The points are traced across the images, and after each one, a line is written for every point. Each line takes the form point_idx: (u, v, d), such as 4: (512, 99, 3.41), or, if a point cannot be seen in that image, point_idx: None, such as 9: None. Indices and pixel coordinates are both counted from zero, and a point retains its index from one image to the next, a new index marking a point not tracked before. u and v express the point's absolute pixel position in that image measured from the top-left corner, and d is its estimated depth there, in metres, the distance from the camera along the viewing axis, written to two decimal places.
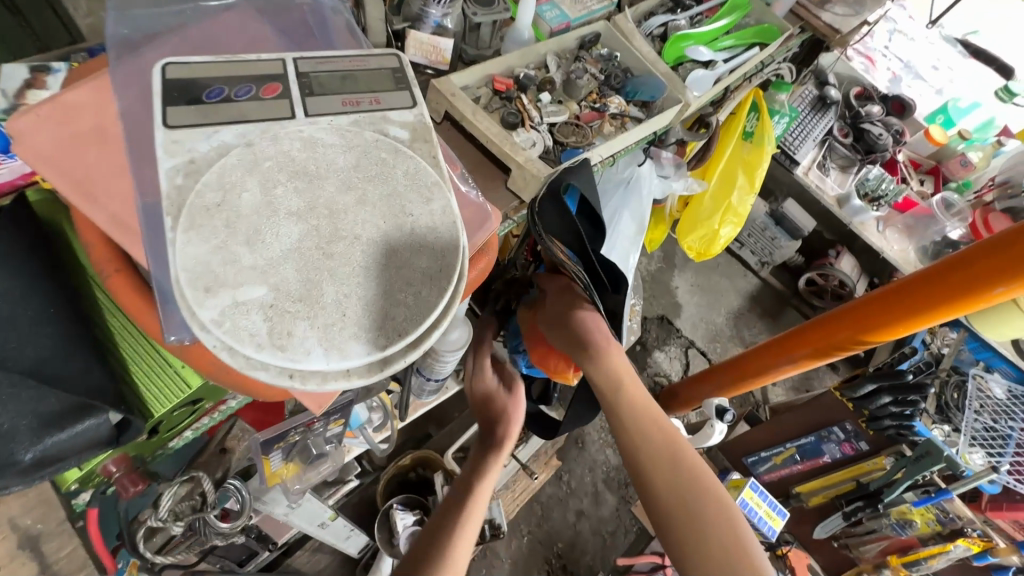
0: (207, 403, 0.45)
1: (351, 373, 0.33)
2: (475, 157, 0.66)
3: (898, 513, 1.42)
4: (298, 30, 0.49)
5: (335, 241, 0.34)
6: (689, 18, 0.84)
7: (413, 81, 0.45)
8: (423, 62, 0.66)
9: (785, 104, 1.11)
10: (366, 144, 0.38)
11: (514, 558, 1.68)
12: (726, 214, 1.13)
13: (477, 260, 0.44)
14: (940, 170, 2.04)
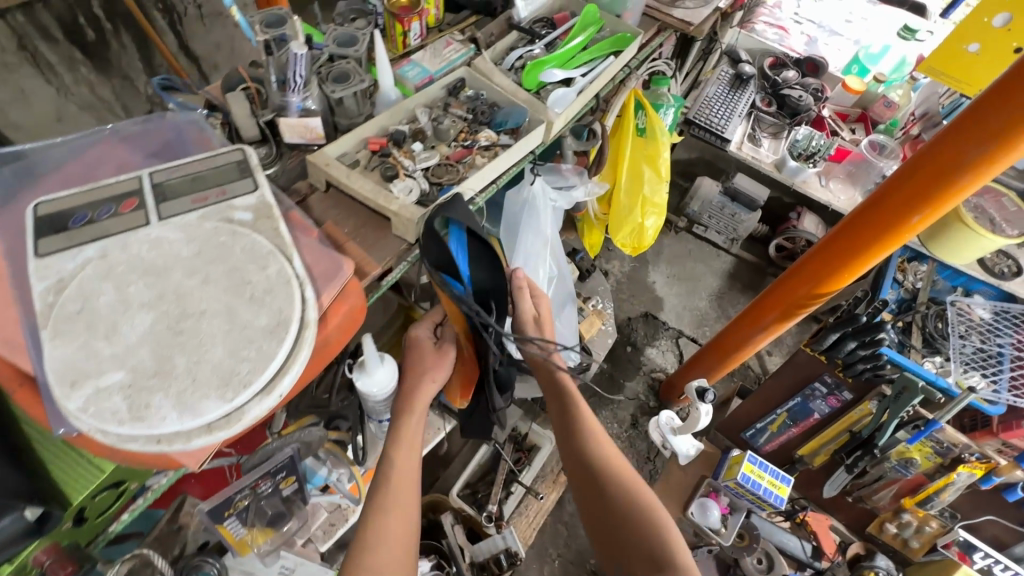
0: (131, 483, 0.50)
1: (212, 425, 0.39)
2: (362, 214, 0.73)
3: (898, 454, 1.41)
4: (157, 147, 0.56)
5: (184, 319, 0.41)
6: (544, 44, 0.92)
7: (255, 168, 0.52)
8: (300, 141, 0.74)
9: (669, 96, 1.18)
10: (207, 233, 0.45)
11: None
12: (645, 207, 1.21)
13: (337, 305, 0.51)
14: (868, 116, 2.10)
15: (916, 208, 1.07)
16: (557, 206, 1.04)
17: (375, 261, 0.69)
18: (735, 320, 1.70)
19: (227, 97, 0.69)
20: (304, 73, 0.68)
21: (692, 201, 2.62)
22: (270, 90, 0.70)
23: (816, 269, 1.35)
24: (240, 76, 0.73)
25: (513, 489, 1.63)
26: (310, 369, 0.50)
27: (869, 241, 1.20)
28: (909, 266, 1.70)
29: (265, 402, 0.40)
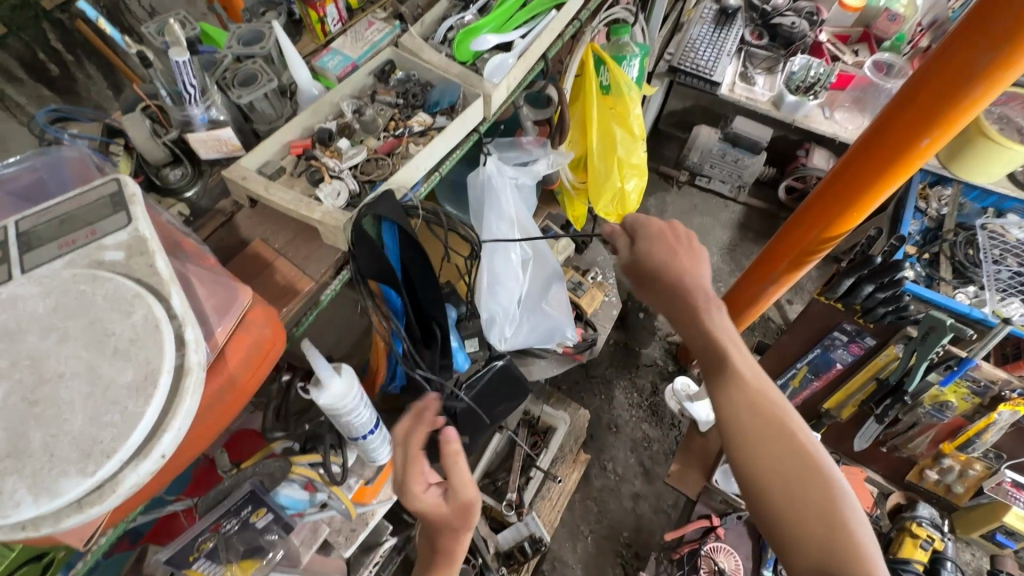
0: (59, 552, 0.47)
1: (82, 503, 0.34)
2: (292, 227, 0.67)
3: (932, 398, 1.31)
4: (33, 188, 0.52)
5: (37, 387, 0.36)
6: (476, 8, 0.83)
7: (130, 199, 0.46)
8: (218, 155, 0.68)
9: (632, 45, 1.08)
10: (66, 283, 0.40)
11: (584, 565, 1.63)
12: (623, 169, 1.11)
13: (239, 339, 0.46)
14: (871, 34, 1.91)
15: (924, 131, 0.96)
16: (520, 183, 0.97)
17: (309, 275, 0.64)
18: (743, 275, 1.60)
19: (124, 121, 0.63)
20: (196, 81, 0.62)
21: (691, 152, 2.48)
22: (167, 106, 0.64)
23: (820, 209, 1.24)
24: (139, 96, 0.68)
25: (531, 475, 1.51)
26: (220, 417, 0.45)
27: (876, 173, 1.08)
28: (932, 192, 1.57)
29: (145, 467, 0.36)
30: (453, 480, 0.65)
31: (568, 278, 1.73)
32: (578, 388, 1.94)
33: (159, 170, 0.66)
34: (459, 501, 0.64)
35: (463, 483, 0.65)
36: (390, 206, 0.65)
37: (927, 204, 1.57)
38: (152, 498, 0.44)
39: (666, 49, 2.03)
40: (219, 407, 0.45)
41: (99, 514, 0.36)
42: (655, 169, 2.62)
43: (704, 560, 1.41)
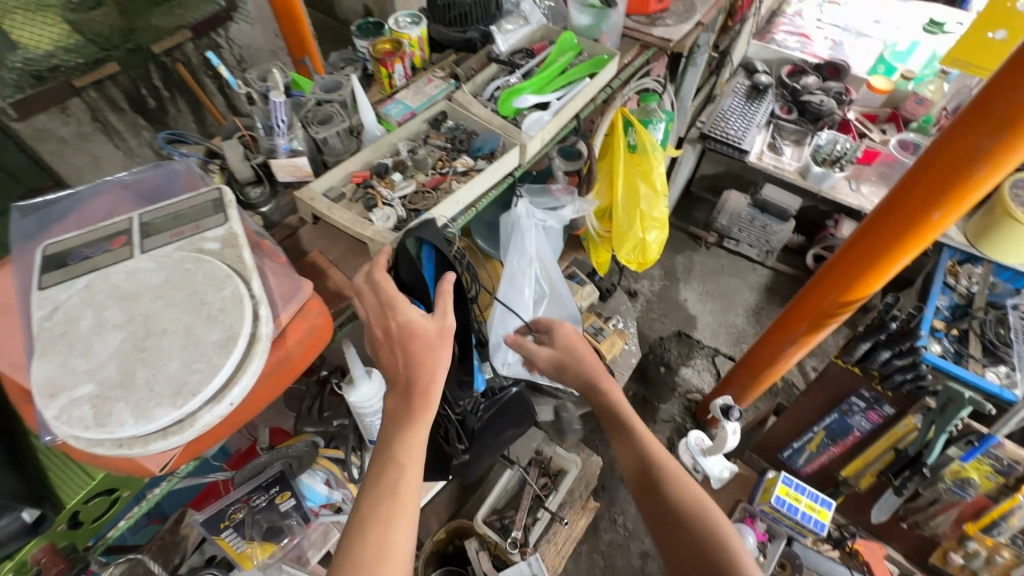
0: (125, 491, 0.56)
1: (168, 431, 0.43)
2: (345, 243, 0.78)
3: (953, 473, 1.27)
4: (152, 191, 0.64)
5: (146, 336, 0.46)
6: (521, 72, 0.96)
7: (228, 204, 0.58)
8: (292, 179, 0.81)
9: (659, 111, 1.20)
10: (175, 262, 0.51)
11: None
12: (645, 221, 1.21)
13: (297, 323, 0.55)
14: (900, 115, 2.00)
15: (934, 205, 1.02)
16: (547, 225, 1.07)
17: (356, 284, 0.73)
18: (763, 334, 1.63)
19: (223, 145, 0.77)
20: (286, 118, 0.76)
21: (720, 215, 2.57)
22: (259, 136, 0.78)
23: (837, 274, 1.29)
24: (236, 127, 0.83)
25: (538, 515, 1.51)
26: (274, 388, 0.54)
27: (890, 242, 1.14)
28: (961, 269, 1.57)
29: (216, 409, 0.45)
30: (439, 306, 0.67)
31: (589, 324, 1.79)
32: (593, 436, 1.95)
33: (244, 187, 0.80)
34: (441, 328, 0.65)
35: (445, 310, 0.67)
36: (433, 231, 0.72)
37: (956, 280, 1.56)
38: (209, 451, 0.53)
39: (698, 117, 2.16)
40: (274, 380, 0.53)
41: (175, 445, 0.45)
42: (685, 229, 2.71)
43: None
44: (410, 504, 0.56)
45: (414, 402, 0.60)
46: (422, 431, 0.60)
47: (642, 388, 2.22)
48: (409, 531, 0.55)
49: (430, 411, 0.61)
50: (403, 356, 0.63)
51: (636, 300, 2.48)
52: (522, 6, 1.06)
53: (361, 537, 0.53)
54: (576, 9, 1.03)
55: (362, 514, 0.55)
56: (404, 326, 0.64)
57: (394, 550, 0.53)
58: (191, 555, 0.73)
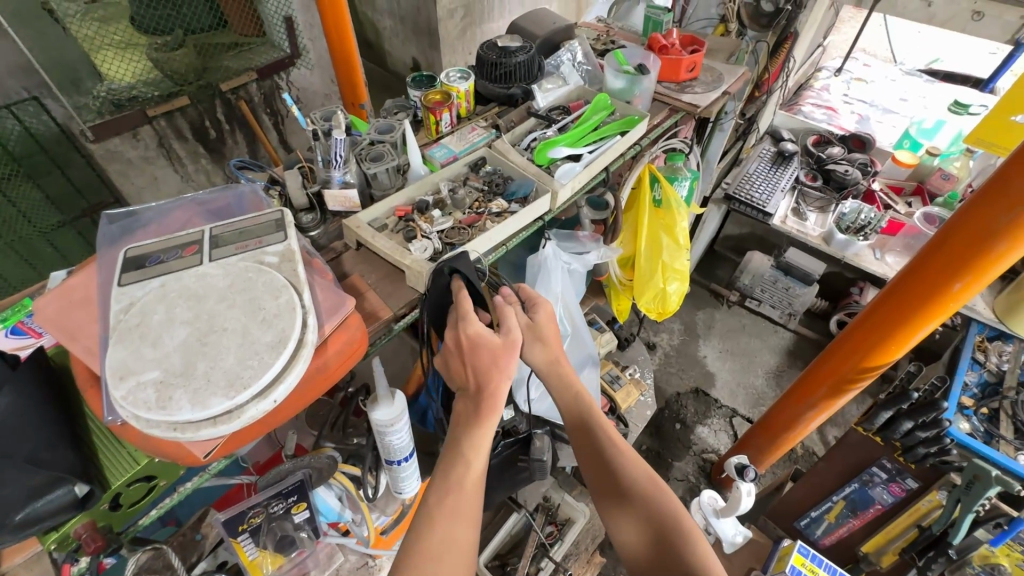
0: (162, 480, 0.59)
1: (217, 420, 0.48)
2: (383, 269, 0.84)
3: (981, 558, 1.22)
4: (221, 208, 0.72)
5: (208, 332, 0.52)
6: (557, 127, 1.05)
7: (289, 224, 0.65)
8: (341, 208, 0.88)
9: (685, 170, 1.26)
10: (239, 271, 0.57)
11: None
12: (666, 273, 1.25)
13: (338, 334, 0.60)
14: (925, 188, 2.04)
15: (955, 275, 1.04)
16: (572, 268, 1.12)
17: (390, 306, 0.79)
18: (781, 395, 1.62)
19: (284, 174, 0.85)
20: (343, 153, 0.84)
21: (743, 274, 2.59)
22: (318, 168, 0.86)
23: (859, 338, 1.29)
24: (297, 159, 0.92)
25: (542, 564, 1.47)
26: (310, 394, 0.58)
27: (911, 311, 1.15)
28: (990, 346, 1.54)
29: (262, 404, 0.49)
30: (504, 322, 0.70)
31: (606, 371, 1.80)
32: None
33: (298, 213, 0.87)
34: (507, 341, 0.68)
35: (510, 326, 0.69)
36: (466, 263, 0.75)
37: (985, 356, 1.53)
38: (245, 447, 0.57)
39: (723, 178, 2.23)
40: (312, 385, 0.58)
41: (221, 434, 0.49)
42: (707, 286, 2.73)
43: None
44: (472, 507, 0.60)
45: (480, 408, 0.65)
46: (486, 430, 0.64)
47: (656, 443, 2.18)
48: (470, 530, 0.59)
49: (495, 416, 0.65)
50: (471, 365, 0.67)
51: (654, 353, 2.48)
52: (562, 69, 1.17)
53: (427, 533, 0.57)
54: (612, 73, 1.12)
55: (429, 509, 0.59)
56: (473, 339, 0.67)
57: (459, 544, 0.58)
58: (204, 558, 0.76)
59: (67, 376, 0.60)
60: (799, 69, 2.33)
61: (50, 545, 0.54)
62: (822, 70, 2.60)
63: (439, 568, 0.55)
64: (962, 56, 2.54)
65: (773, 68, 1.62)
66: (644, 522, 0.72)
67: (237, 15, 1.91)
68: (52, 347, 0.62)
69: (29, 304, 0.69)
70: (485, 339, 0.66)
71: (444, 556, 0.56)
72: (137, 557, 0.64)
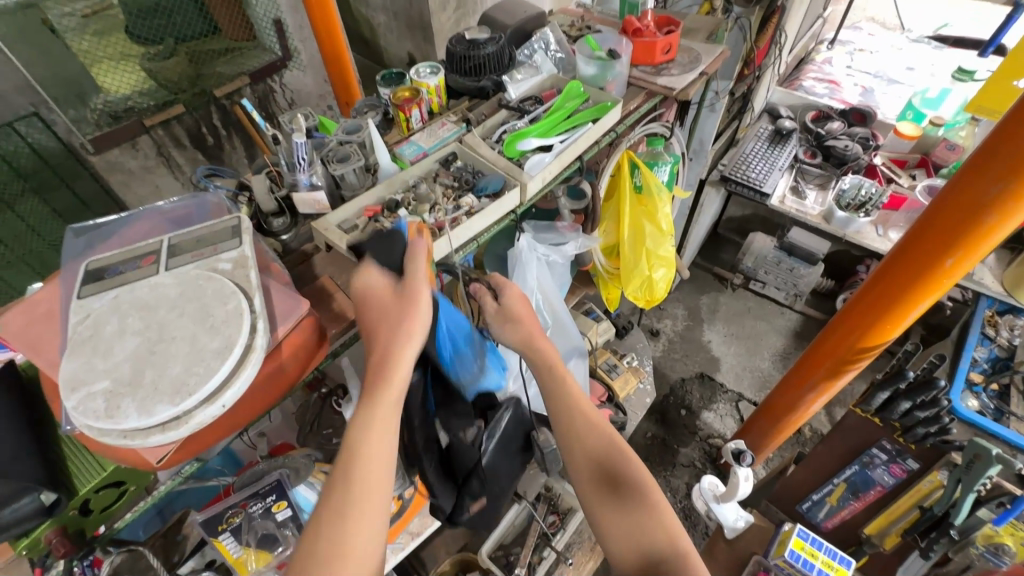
0: (131, 485, 0.61)
1: (165, 426, 0.49)
2: (352, 270, 0.84)
3: (985, 538, 1.17)
4: (184, 216, 0.73)
5: (158, 341, 0.53)
6: (529, 118, 1.04)
7: (244, 230, 0.66)
8: (310, 211, 0.89)
9: (665, 154, 1.24)
10: (191, 279, 0.58)
11: None
12: (651, 259, 1.24)
13: (294, 337, 0.61)
14: (930, 160, 1.97)
15: (947, 251, 1.01)
16: (551, 259, 1.11)
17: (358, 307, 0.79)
18: (780, 379, 1.59)
19: (251, 179, 0.86)
20: (306, 156, 0.84)
21: (746, 256, 2.54)
22: (284, 172, 0.87)
23: (854, 317, 1.26)
24: (266, 163, 0.92)
25: (544, 554, 1.48)
26: (268, 396, 0.60)
27: (905, 288, 1.11)
28: (999, 321, 1.49)
29: (209, 410, 0.50)
30: (408, 276, 0.71)
31: (604, 360, 1.79)
32: None
33: (268, 217, 0.88)
34: (404, 298, 0.69)
35: (417, 278, 0.71)
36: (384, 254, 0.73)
37: (996, 331, 1.48)
38: (205, 452, 0.58)
39: (720, 159, 2.19)
40: (268, 388, 0.59)
41: (172, 440, 0.50)
42: (710, 270, 2.69)
43: None
44: (375, 488, 0.59)
45: (383, 361, 0.66)
46: (387, 405, 0.64)
47: (661, 429, 2.17)
48: (369, 510, 0.58)
49: (397, 371, 0.66)
50: (369, 324, 0.70)
51: (657, 339, 2.46)
52: (535, 58, 1.15)
53: (322, 516, 0.57)
54: (583, 61, 1.10)
55: (332, 486, 0.59)
56: (367, 295, 0.70)
57: (357, 527, 0.56)
58: (189, 558, 0.78)
59: (36, 388, 0.62)
60: (796, 44, 2.26)
61: (23, 550, 0.56)
62: (823, 42, 2.51)
63: (331, 551, 0.55)
64: (971, 19, 2.44)
65: (761, 44, 1.57)
66: (642, 528, 0.66)
67: (225, 18, 1.90)
68: (23, 361, 0.64)
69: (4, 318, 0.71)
70: (380, 304, 0.69)
71: (339, 540, 0.55)
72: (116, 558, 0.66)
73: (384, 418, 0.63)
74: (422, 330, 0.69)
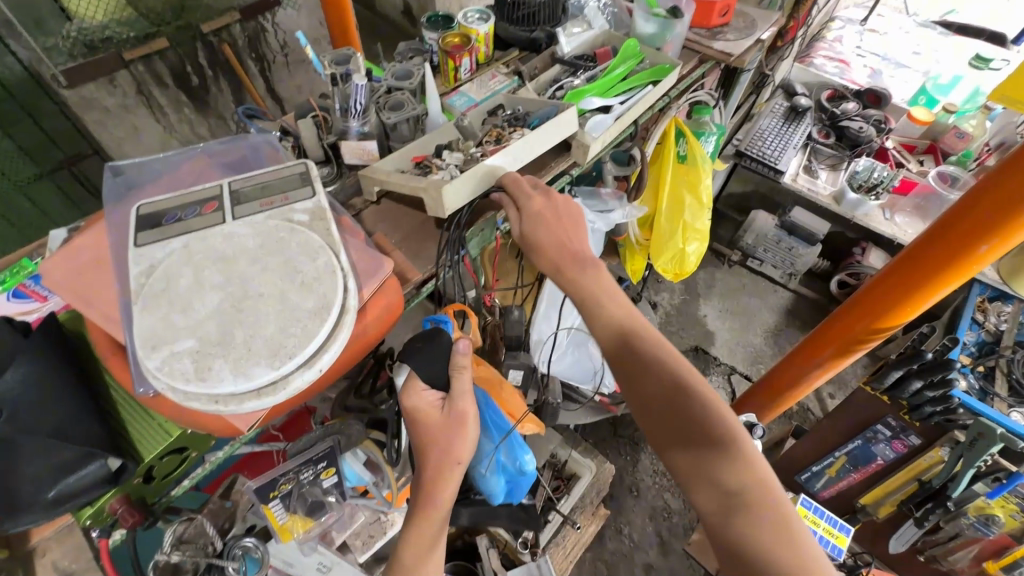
0: (195, 452, 0.57)
1: (261, 392, 0.44)
2: (406, 229, 0.79)
3: (977, 510, 1.25)
4: (237, 160, 0.66)
5: (243, 297, 0.47)
6: (585, 75, 0.98)
7: (316, 178, 0.59)
8: (359, 161, 0.82)
9: (711, 124, 1.20)
10: (269, 230, 0.53)
11: None
12: (686, 232, 1.22)
13: (377, 298, 0.56)
14: (938, 147, 2.01)
15: (981, 237, 0.99)
16: (595, 228, 1.08)
17: (418, 268, 0.74)
18: (788, 355, 1.61)
19: (298, 123, 0.79)
20: (363, 101, 0.77)
21: (746, 234, 2.56)
22: (335, 117, 0.79)
23: (871, 302, 1.26)
24: (310, 107, 0.84)
25: (550, 518, 1.41)
26: (349, 361, 0.55)
27: (932, 275, 1.10)
28: (990, 306, 1.53)
29: (307, 374, 0.46)
30: (454, 387, 0.66)
31: None
32: (604, 445, 1.79)
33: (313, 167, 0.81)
34: (450, 416, 0.65)
35: (462, 395, 0.66)
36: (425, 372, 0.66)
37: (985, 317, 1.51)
38: (283, 419, 0.53)
39: (734, 134, 2.16)
40: (351, 353, 0.54)
41: (265, 406, 0.46)
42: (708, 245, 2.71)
43: None
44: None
45: (427, 467, 0.65)
46: (432, 513, 0.64)
47: None
48: None
49: (444, 488, 0.65)
50: (416, 436, 0.66)
51: (655, 312, 2.48)
52: (587, 11, 1.08)
53: None
54: (641, 17, 1.04)
55: None
56: (409, 411, 0.66)
57: None
58: (232, 524, 0.75)
59: (85, 345, 0.56)
60: (816, 18, 2.22)
61: (85, 520, 0.52)
62: (838, 19, 2.48)
63: None
64: (981, 6, 2.44)
65: (798, 16, 1.53)
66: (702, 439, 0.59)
67: None
68: (63, 313, 0.58)
69: (30, 264, 0.63)
70: (423, 419, 0.65)
71: None
72: (172, 530, 0.65)
73: (430, 515, 0.64)
74: (471, 446, 0.66)
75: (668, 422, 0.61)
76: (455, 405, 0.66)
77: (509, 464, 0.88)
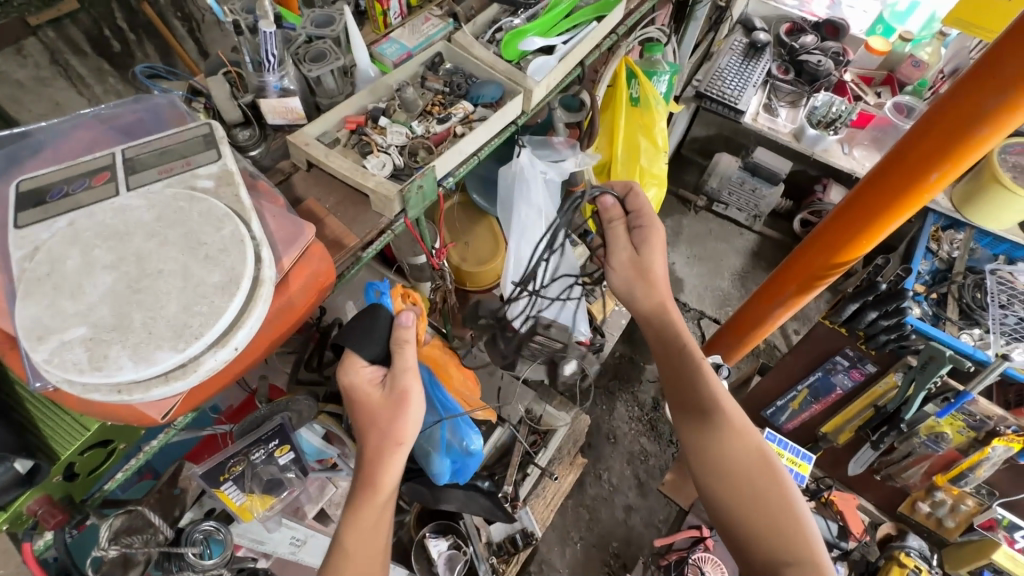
0: (121, 444, 0.53)
1: (170, 376, 0.41)
2: (340, 192, 0.74)
3: (927, 429, 1.32)
4: (134, 124, 0.60)
5: (141, 276, 0.43)
6: (526, 14, 0.91)
7: (221, 139, 0.54)
8: (282, 123, 0.75)
9: (663, 63, 1.16)
10: (167, 200, 0.48)
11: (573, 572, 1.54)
12: (644, 178, 1.17)
13: (301, 267, 0.52)
14: (895, 77, 1.99)
15: (933, 165, 0.98)
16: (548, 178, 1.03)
17: (355, 233, 0.70)
18: (752, 296, 1.63)
19: (208, 82, 0.71)
20: (277, 52, 0.70)
21: (711, 177, 2.54)
22: (248, 72, 0.72)
23: (829, 239, 1.26)
24: (221, 62, 0.77)
25: (528, 471, 1.40)
26: (277, 336, 0.52)
27: (886, 205, 1.10)
28: (943, 235, 1.52)
29: (220, 354, 0.42)
30: (398, 362, 0.64)
31: None
32: None
33: (232, 130, 0.74)
34: (388, 396, 0.63)
35: (404, 372, 0.63)
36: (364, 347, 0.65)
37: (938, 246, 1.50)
38: (210, 402, 0.50)
39: (693, 75, 2.10)
40: (276, 328, 0.51)
41: (179, 391, 0.43)
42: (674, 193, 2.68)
43: (691, 567, 1.33)
44: None
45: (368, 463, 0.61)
46: (373, 513, 0.60)
47: None
48: None
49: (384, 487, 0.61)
50: (361, 421, 0.65)
51: None
52: None
53: None
54: None
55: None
56: (348, 386, 0.64)
57: None
58: (187, 510, 0.73)
59: None
60: None
61: (2, 524, 0.48)
62: None
63: None
64: None
65: None
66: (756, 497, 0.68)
67: None
68: None
69: None
70: (364, 394, 0.64)
71: None
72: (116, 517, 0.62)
73: (370, 517, 0.60)
74: (414, 433, 0.63)
75: (722, 476, 0.70)
76: (394, 378, 0.63)
77: (453, 443, 0.93)
